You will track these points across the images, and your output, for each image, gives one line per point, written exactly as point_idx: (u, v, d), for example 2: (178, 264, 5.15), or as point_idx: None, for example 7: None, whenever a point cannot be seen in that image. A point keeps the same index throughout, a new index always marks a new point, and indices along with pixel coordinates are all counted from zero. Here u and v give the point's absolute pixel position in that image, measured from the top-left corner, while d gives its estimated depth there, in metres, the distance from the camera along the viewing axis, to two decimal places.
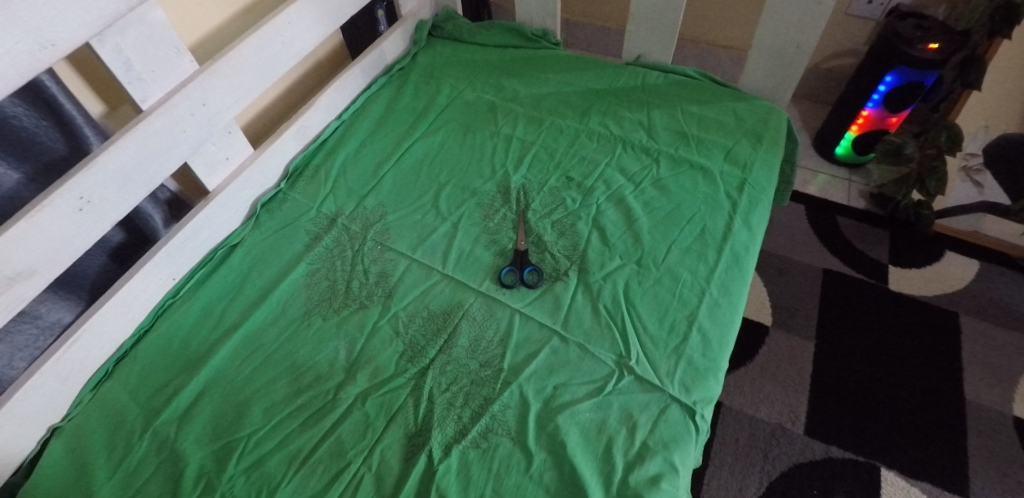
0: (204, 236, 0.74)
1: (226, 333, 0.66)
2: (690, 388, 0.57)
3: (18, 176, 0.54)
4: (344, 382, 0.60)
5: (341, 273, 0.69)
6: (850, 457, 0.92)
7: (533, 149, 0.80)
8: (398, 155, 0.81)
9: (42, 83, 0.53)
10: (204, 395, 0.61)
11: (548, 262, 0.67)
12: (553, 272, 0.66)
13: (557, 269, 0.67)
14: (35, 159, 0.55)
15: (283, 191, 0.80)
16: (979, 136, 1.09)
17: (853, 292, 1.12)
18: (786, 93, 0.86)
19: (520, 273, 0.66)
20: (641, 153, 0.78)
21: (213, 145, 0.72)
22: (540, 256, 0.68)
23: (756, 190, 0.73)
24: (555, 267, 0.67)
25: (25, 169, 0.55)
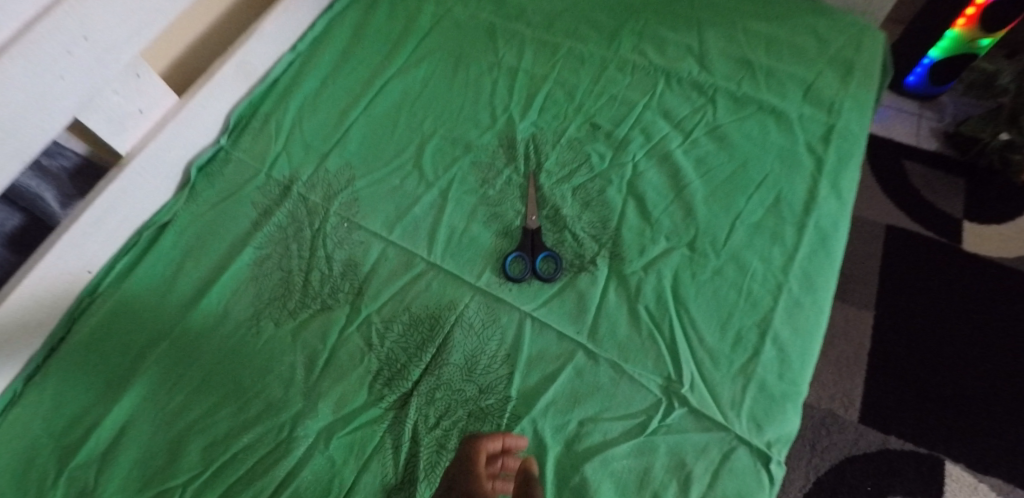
0: (123, 214, 0.57)
1: (156, 342, 0.52)
2: (763, 424, 0.42)
3: None
4: (302, 413, 0.45)
5: (297, 262, 0.53)
6: (911, 449, 0.80)
7: (546, 86, 0.61)
8: (370, 97, 0.62)
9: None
10: (130, 427, 0.48)
11: (568, 245, 0.51)
12: (575, 261, 0.50)
13: (581, 256, 0.50)
14: None
15: (224, 149, 0.62)
16: None
17: (920, 253, 0.95)
18: (882, 5, 0.65)
19: (532, 261, 0.49)
20: (690, 90, 0.58)
21: (115, 95, 0.54)
22: (558, 236, 0.51)
23: (847, 142, 0.54)
24: (578, 253, 0.50)
25: None
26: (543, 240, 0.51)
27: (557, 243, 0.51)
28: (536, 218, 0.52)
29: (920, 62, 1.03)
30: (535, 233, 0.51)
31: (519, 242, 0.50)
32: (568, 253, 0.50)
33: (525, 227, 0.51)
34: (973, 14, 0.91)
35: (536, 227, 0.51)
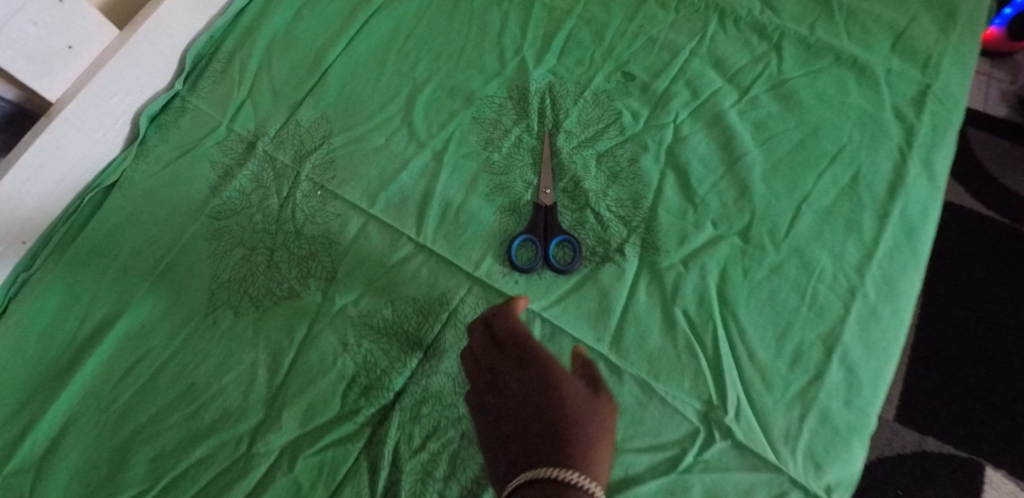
0: (60, 173, 0.47)
1: (101, 328, 0.44)
2: (823, 465, 0.34)
3: None
4: (264, 425, 0.38)
5: (261, 238, 0.44)
6: (948, 452, 0.72)
7: (567, 24, 0.49)
8: (353, 34, 0.51)
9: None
10: (68, 431, 0.40)
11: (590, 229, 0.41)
12: (598, 249, 0.40)
13: (605, 243, 0.40)
14: None
15: (180, 95, 0.52)
16: None
17: (978, 233, 0.84)
18: None
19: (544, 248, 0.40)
20: (750, 33, 0.47)
21: (31, 24, 0.43)
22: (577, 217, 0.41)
23: (946, 106, 0.43)
24: (603, 239, 0.40)
25: None
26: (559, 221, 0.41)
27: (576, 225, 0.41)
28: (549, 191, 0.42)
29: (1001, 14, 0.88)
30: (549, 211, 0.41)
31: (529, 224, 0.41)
32: (590, 238, 0.40)
33: (537, 204, 0.42)
34: None
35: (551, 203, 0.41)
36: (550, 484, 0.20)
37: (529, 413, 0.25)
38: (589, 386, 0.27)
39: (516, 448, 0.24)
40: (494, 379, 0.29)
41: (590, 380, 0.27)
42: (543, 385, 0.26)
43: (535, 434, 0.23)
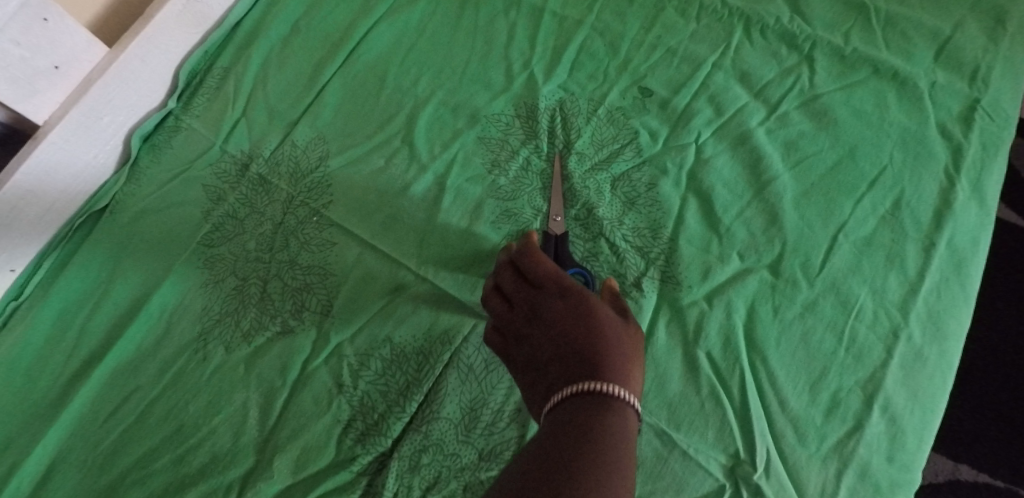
0: (50, 197, 0.45)
1: (91, 361, 0.42)
2: None
3: None
4: (255, 471, 0.36)
5: (254, 267, 0.42)
6: (985, 482, 0.68)
7: (579, 35, 0.46)
8: (352, 47, 0.48)
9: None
10: (53, 473, 0.38)
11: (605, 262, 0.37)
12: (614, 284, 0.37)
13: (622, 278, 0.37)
14: None
15: (174, 113, 0.50)
16: None
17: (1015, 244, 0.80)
18: None
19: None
20: (778, 43, 0.43)
21: (15, 45, 0.41)
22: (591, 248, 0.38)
23: (996, 124, 0.39)
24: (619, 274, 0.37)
25: None
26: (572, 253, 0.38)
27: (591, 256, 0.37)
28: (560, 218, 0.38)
29: None
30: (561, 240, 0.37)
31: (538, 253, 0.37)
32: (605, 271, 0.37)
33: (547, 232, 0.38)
34: None
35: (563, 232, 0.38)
36: (601, 400, 0.25)
37: (569, 342, 0.29)
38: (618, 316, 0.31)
39: (562, 369, 0.28)
40: (527, 310, 0.32)
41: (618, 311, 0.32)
42: (580, 315, 0.30)
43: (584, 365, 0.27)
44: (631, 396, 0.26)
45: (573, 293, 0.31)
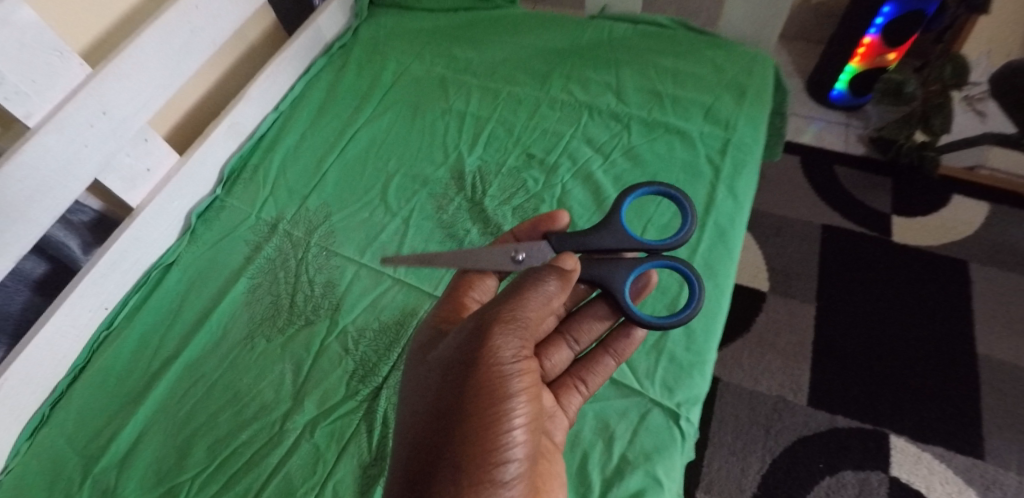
0: (136, 258, 0.66)
1: (167, 362, 0.60)
2: (673, 388, 0.51)
3: None
4: (291, 411, 0.54)
5: (284, 286, 0.63)
6: (857, 427, 0.87)
7: (489, 126, 0.71)
8: (342, 145, 0.73)
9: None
10: (145, 436, 0.55)
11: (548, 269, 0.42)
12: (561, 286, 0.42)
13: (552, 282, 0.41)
14: None
15: (219, 197, 0.72)
16: (982, 62, 1.00)
17: (855, 246, 1.03)
18: (773, 36, 0.75)
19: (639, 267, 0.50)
20: (609, 119, 0.70)
21: (129, 157, 0.64)
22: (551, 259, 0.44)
23: (742, 152, 0.64)
24: (558, 285, 0.42)
25: None
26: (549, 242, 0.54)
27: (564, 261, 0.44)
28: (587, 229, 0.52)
29: (845, 69, 1.14)
30: (559, 244, 0.51)
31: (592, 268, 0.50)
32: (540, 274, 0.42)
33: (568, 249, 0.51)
34: (870, 43, 1.07)
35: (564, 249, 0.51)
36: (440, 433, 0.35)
37: (437, 393, 0.37)
38: (478, 336, 0.38)
39: (434, 412, 0.37)
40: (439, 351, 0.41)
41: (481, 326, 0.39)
42: (454, 350, 0.39)
43: (445, 392, 0.37)
44: (461, 422, 0.35)
45: (455, 337, 0.40)
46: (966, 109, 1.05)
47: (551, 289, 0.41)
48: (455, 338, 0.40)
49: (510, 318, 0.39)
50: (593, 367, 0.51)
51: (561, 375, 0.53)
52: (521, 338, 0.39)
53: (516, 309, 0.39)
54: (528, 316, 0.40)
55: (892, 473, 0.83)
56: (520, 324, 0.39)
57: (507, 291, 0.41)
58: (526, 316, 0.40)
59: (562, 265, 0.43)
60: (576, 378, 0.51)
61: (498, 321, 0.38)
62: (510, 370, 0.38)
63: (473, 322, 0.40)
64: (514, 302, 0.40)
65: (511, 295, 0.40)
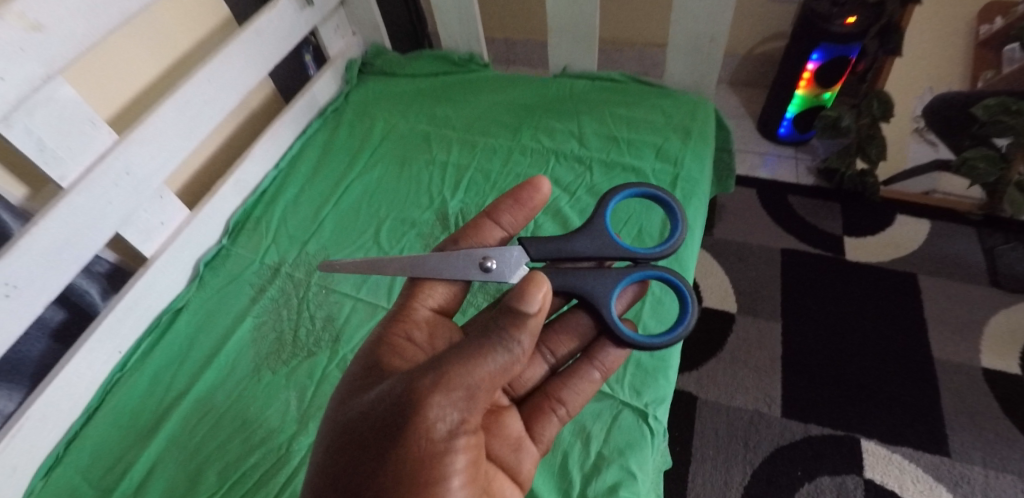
0: (148, 304, 0.72)
1: (177, 398, 0.65)
2: (641, 390, 0.57)
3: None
4: (296, 433, 0.59)
5: (287, 323, 0.69)
6: (829, 434, 0.92)
7: (469, 173, 0.80)
8: (337, 196, 0.81)
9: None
10: (157, 467, 0.60)
11: (503, 333, 0.40)
12: (516, 350, 0.40)
13: (505, 347, 0.40)
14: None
15: (225, 247, 0.79)
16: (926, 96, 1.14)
17: (813, 266, 1.12)
18: (712, 85, 0.86)
19: (626, 277, 0.53)
20: (574, 162, 0.79)
21: (146, 212, 0.71)
22: (509, 308, 0.40)
23: (690, 183, 0.73)
24: (510, 351, 0.40)
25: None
26: (534, 209, 0.58)
27: (527, 306, 0.40)
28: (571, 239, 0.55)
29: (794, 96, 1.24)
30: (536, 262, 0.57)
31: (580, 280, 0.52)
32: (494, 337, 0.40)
33: (551, 260, 0.54)
34: (811, 73, 1.18)
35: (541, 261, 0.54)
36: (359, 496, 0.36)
37: (367, 449, 0.37)
38: (413, 399, 0.37)
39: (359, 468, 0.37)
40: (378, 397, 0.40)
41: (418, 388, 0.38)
42: (388, 406, 0.38)
43: (372, 452, 0.37)
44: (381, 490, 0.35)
45: (394, 388, 0.39)
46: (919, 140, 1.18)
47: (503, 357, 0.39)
48: (387, 396, 0.39)
49: (450, 390, 0.37)
50: (572, 387, 0.53)
51: (536, 396, 0.54)
52: (463, 411, 0.38)
53: (458, 383, 0.38)
54: (471, 390, 0.38)
55: (866, 476, 0.88)
56: (462, 396, 0.38)
57: (454, 354, 0.39)
58: (470, 390, 0.38)
59: (522, 318, 0.40)
60: (553, 401, 0.52)
61: (436, 388, 0.37)
62: (444, 449, 0.37)
63: (409, 385, 0.38)
64: (457, 373, 0.38)
65: (456, 362, 0.38)
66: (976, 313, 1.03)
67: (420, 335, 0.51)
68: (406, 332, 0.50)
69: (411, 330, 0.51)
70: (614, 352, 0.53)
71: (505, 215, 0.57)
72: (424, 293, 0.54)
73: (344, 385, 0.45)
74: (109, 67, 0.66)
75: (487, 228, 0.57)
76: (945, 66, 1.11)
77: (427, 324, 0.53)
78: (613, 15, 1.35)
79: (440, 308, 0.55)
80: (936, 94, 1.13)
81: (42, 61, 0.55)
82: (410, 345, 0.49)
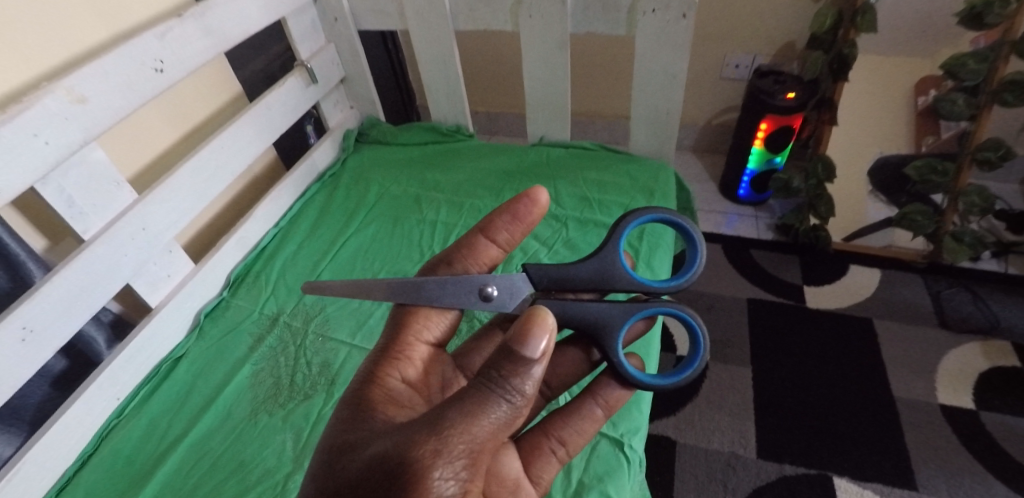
0: (150, 352, 0.75)
1: (174, 443, 0.67)
2: (617, 421, 0.62)
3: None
4: (292, 472, 0.62)
5: (285, 369, 0.73)
6: (803, 472, 0.96)
7: (456, 230, 0.88)
8: (333, 252, 0.88)
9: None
10: None
11: (504, 384, 0.36)
12: (518, 400, 0.36)
13: (507, 400, 0.36)
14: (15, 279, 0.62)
15: (225, 298, 0.84)
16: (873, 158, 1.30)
17: (777, 313, 1.20)
18: (671, 151, 0.98)
19: (637, 311, 0.51)
20: (551, 219, 0.88)
21: (155, 265, 0.76)
22: (510, 352, 0.36)
23: (655, 237, 0.82)
24: (512, 403, 0.36)
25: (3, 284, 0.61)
26: (530, 224, 0.57)
27: (530, 349, 0.36)
28: (578, 266, 0.54)
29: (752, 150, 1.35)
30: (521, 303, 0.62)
31: (584, 313, 0.51)
32: (494, 390, 0.36)
33: (554, 286, 0.54)
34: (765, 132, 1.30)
35: (545, 288, 0.54)
36: None
37: None
38: (408, 457, 0.32)
39: None
40: (366, 454, 0.35)
41: (414, 445, 0.33)
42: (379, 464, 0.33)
43: None
44: None
45: (386, 444, 0.34)
46: (875, 201, 1.33)
47: (508, 410, 0.36)
48: (375, 457, 0.34)
49: (448, 457, 0.33)
50: (572, 425, 0.52)
51: (535, 433, 0.52)
52: (462, 480, 0.33)
53: (457, 447, 0.33)
54: (470, 454, 0.34)
55: None
56: (461, 463, 0.33)
57: (449, 410, 0.35)
58: (469, 454, 0.34)
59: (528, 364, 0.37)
60: (553, 442, 0.52)
61: (436, 448, 0.33)
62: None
63: (399, 451, 0.33)
64: (456, 436, 0.33)
65: (453, 423, 0.34)
66: (929, 353, 1.11)
67: (412, 373, 0.48)
68: (399, 371, 0.46)
69: (402, 369, 0.47)
70: (617, 391, 0.52)
71: (500, 232, 0.56)
72: (419, 323, 0.51)
73: (322, 442, 0.39)
74: (132, 134, 0.74)
75: (483, 247, 0.56)
76: (881, 133, 1.27)
77: (420, 358, 0.50)
78: (583, 92, 1.51)
79: (437, 342, 0.53)
80: (881, 156, 1.29)
81: (81, 129, 0.62)
82: (402, 389, 0.45)
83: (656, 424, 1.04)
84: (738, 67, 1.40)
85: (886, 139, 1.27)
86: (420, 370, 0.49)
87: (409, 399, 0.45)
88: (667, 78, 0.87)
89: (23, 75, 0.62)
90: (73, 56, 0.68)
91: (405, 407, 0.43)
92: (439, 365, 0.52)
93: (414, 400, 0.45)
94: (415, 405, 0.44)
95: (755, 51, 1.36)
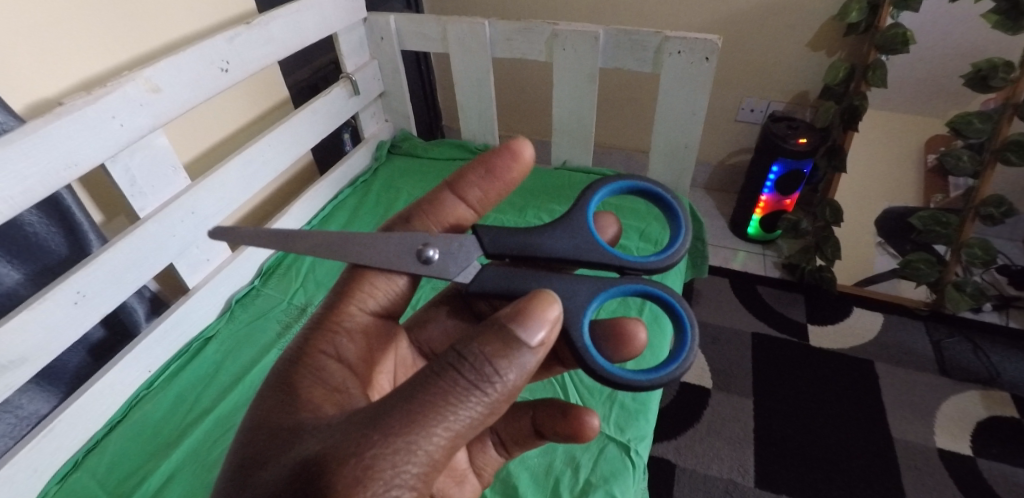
0: (182, 330, 0.79)
1: (199, 416, 0.71)
2: (624, 427, 0.65)
3: (62, 251, 0.66)
4: None
5: None
6: None
7: None
8: None
9: (24, 220, 0.61)
10: (175, 476, 0.64)
11: (480, 369, 0.32)
12: (491, 394, 0.32)
13: (472, 403, 0.31)
14: (76, 244, 0.67)
15: (256, 287, 0.89)
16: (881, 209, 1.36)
17: (781, 349, 1.23)
18: (686, 183, 1.03)
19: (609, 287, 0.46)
20: None
21: (197, 248, 0.81)
22: (503, 330, 0.33)
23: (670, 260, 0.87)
24: (485, 395, 0.32)
25: (65, 246, 0.66)
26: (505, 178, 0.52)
27: (525, 334, 0.33)
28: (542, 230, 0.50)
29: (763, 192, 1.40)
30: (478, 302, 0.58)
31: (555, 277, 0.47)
32: (463, 376, 0.32)
33: (512, 256, 0.49)
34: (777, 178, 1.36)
35: (499, 255, 0.49)
36: None
37: None
38: (338, 468, 0.29)
39: None
40: (292, 455, 0.31)
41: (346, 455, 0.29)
42: (304, 470, 0.30)
43: None
44: None
45: (317, 449, 0.31)
46: (882, 252, 1.38)
47: (476, 416, 0.32)
48: (302, 463, 0.30)
49: (385, 478, 0.29)
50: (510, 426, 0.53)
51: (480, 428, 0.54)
52: None
53: (394, 470, 0.29)
54: (411, 474, 0.30)
55: None
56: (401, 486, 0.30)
57: (391, 414, 0.31)
58: (410, 475, 0.30)
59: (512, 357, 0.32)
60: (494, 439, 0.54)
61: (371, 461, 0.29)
62: None
63: (322, 466, 0.29)
64: (393, 456, 0.29)
65: (393, 435, 0.30)
66: (929, 399, 1.13)
67: (349, 348, 0.44)
68: (333, 346, 0.43)
69: (339, 343, 0.43)
70: None
71: (472, 188, 0.52)
72: (364, 292, 0.47)
73: (243, 423, 0.37)
74: (188, 127, 0.80)
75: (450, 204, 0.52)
76: (885, 186, 1.34)
77: (360, 331, 0.46)
78: (604, 125, 1.58)
79: (382, 311, 0.48)
80: (890, 207, 1.35)
81: (151, 115, 0.68)
82: (334, 364, 0.42)
83: (657, 446, 1.06)
84: (753, 111, 1.47)
85: (891, 193, 1.34)
86: (361, 343, 0.45)
87: (344, 380, 0.41)
88: (687, 114, 0.93)
89: (102, 66, 0.69)
90: (147, 51, 0.74)
91: (338, 393, 0.40)
92: (381, 336, 0.48)
93: (348, 382, 0.41)
94: (349, 388, 0.41)
95: (769, 98, 1.43)
